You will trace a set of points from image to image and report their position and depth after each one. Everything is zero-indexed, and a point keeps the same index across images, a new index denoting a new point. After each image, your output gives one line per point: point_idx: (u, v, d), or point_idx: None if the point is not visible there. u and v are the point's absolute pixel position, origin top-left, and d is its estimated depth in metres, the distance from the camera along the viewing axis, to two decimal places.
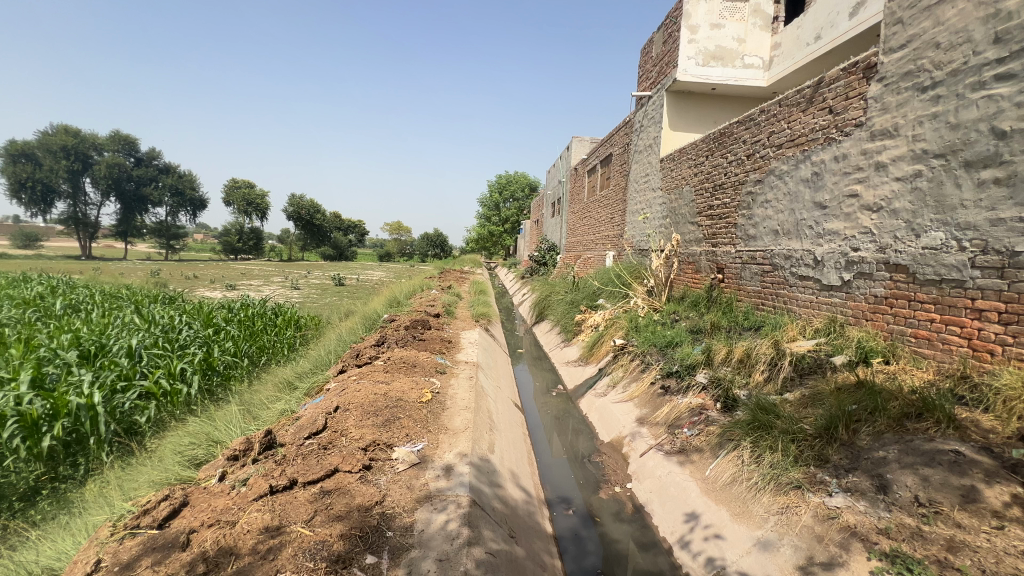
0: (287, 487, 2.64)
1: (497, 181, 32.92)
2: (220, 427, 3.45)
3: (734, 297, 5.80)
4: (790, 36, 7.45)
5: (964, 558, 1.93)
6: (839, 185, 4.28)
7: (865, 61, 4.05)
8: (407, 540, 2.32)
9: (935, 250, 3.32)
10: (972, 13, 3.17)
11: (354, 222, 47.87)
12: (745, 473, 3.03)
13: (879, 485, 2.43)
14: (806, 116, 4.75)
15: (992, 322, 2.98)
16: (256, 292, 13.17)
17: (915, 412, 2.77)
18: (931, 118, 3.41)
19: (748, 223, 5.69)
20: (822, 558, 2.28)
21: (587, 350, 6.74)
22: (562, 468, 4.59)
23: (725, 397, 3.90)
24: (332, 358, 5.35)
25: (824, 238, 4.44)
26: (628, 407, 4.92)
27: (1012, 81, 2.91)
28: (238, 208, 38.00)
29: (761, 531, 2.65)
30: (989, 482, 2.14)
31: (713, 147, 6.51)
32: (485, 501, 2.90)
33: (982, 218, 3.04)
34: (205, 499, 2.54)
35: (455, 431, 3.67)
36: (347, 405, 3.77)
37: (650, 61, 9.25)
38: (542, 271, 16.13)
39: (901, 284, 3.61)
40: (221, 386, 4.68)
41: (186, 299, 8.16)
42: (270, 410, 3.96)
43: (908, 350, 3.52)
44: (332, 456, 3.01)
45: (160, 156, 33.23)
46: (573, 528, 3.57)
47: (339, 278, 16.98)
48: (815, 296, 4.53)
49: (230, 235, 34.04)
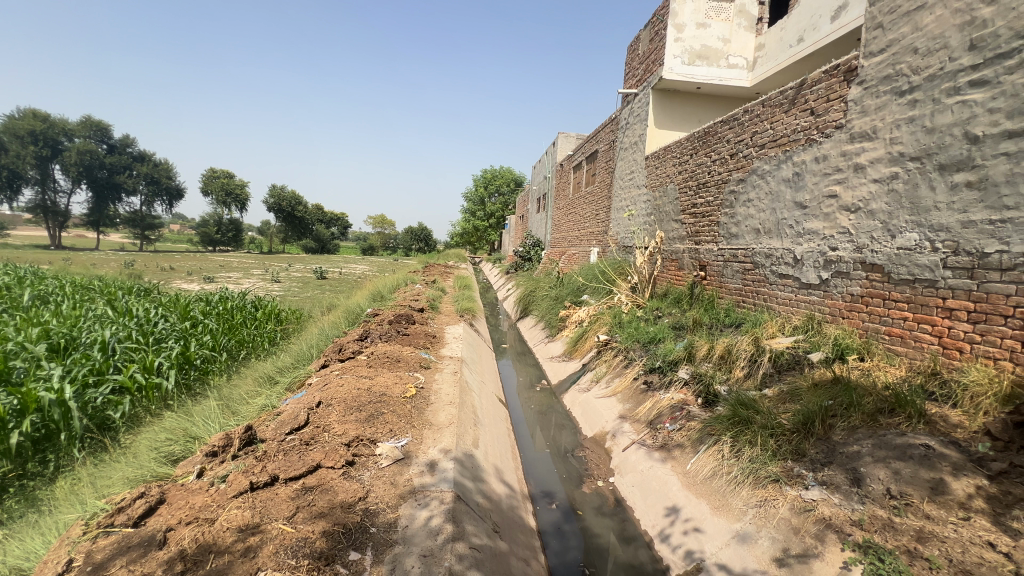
0: (268, 484, 2.60)
1: (482, 176, 32.85)
2: (198, 423, 3.37)
3: (716, 294, 5.89)
4: (774, 38, 7.55)
5: (933, 547, 2.00)
6: (819, 185, 4.37)
7: (845, 65, 4.13)
8: (391, 537, 2.31)
9: (909, 250, 3.43)
10: (949, 20, 3.26)
11: (337, 215, 47.30)
12: (725, 467, 3.08)
13: (853, 478, 2.51)
14: (788, 117, 4.83)
15: (961, 321, 3.08)
16: (235, 285, 12.86)
17: (888, 407, 2.87)
18: (908, 122, 3.50)
19: (730, 222, 5.78)
20: (798, 550, 2.34)
21: (571, 346, 6.77)
22: (546, 462, 4.62)
23: (706, 393, 3.96)
24: (314, 352, 5.28)
25: (804, 237, 4.53)
26: (611, 402, 4.96)
27: (985, 88, 3.00)
28: (216, 198, 37.13)
29: (740, 524, 2.71)
30: (956, 475, 2.23)
31: (698, 146, 6.58)
32: (469, 497, 2.90)
33: (955, 220, 3.13)
34: (183, 495, 2.48)
35: (439, 426, 3.66)
36: (329, 401, 3.73)
37: (637, 59, 9.29)
38: (527, 267, 16.15)
39: (877, 283, 3.72)
40: (199, 380, 4.57)
41: (162, 292, 7.96)
42: (250, 405, 3.87)
43: (881, 348, 3.63)
44: (314, 452, 2.98)
45: (135, 143, 32.27)
46: (556, 523, 3.59)
47: (319, 270, 16.77)
48: (794, 294, 4.63)
49: (207, 226, 33.30)
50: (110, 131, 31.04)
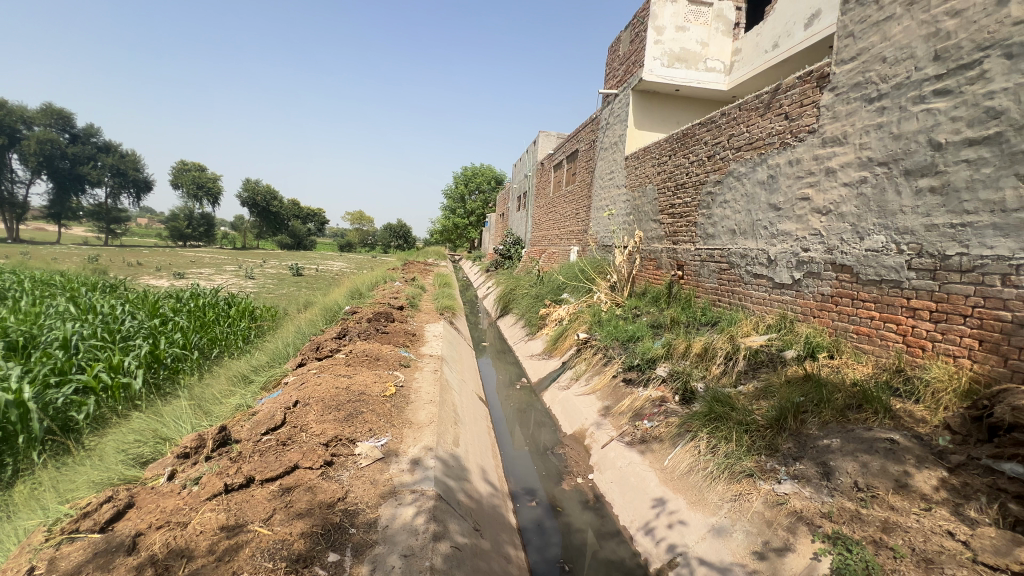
0: (243, 485, 2.54)
1: (463, 172, 32.65)
2: (168, 424, 3.26)
3: (693, 293, 6.00)
4: (750, 43, 7.73)
5: (898, 537, 2.08)
6: (792, 188, 4.50)
7: (818, 71, 4.25)
8: (371, 537, 2.28)
9: (877, 252, 3.57)
10: (916, 31, 3.39)
11: (313, 211, 46.48)
12: (701, 462, 3.15)
13: (823, 472, 2.59)
14: (763, 121, 4.94)
15: (924, 320, 3.22)
16: (206, 281, 12.52)
17: (856, 403, 2.98)
18: (876, 128, 3.63)
19: (707, 222, 5.89)
20: (773, 543, 2.40)
21: (551, 344, 6.81)
22: (525, 460, 4.63)
23: (684, 390, 4.04)
24: (291, 350, 5.17)
25: (778, 238, 4.66)
26: (590, 400, 5.01)
27: (948, 97, 3.13)
28: (187, 191, 35.99)
29: (715, 517, 2.78)
30: (919, 467, 2.33)
31: (677, 147, 6.69)
32: (451, 495, 2.90)
33: (919, 223, 3.27)
34: (153, 499, 2.40)
35: (420, 424, 3.64)
36: (306, 400, 3.65)
37: (617, 60, 9.38)
38: (507, 264, 16.20)
39: (846, 284, 3.85)
40: (168, 380, 4.43)
41: (129, 289, 7.68)
42: (224, 405, 3.76)
43: (850, 346, 3.77)
44: (292, 452, 2.92)
45: (99, 132, 31.01)
46: (537, 520, 3.62)
47: (293, 267, 16.39)
48: (768, 293, 4.75)
49: (177, 220, 32.21)
50: (73, 119, 29.74)
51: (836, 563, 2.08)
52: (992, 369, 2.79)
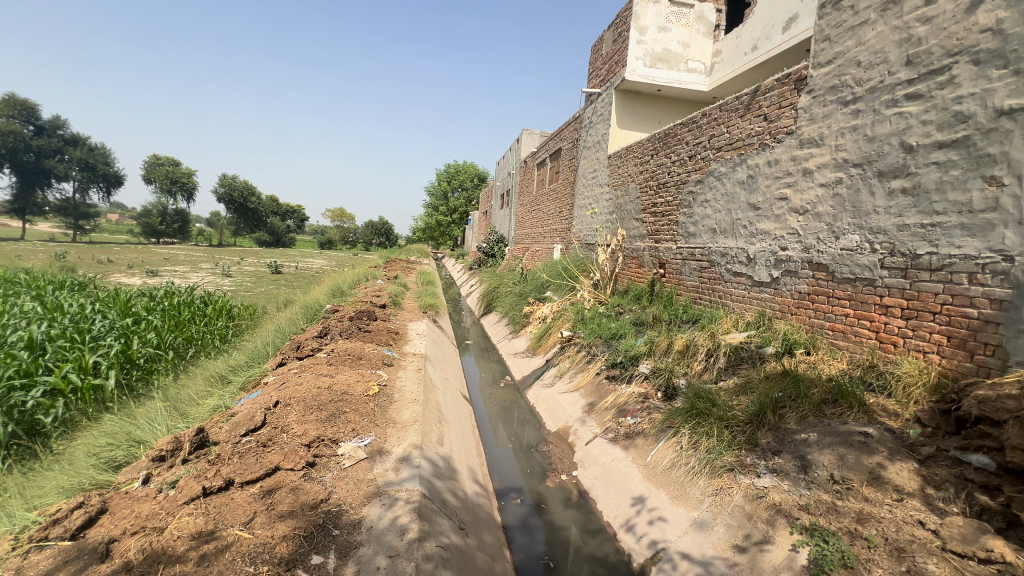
0: (222, 488, 2.48)
1: (445, 171, 32.44)
2: (142, 426, 3.16)
3: (675, 291, 6.08)
4: (730, 45, 7.84)
5: (871, 528, 2.14)
6: (770, 188, 4.59)
7: (796, 74, 4.34)
8: (355, 538, 2.25)
9: (851, 251, 3.67)
10: (889, 36, 3.49)
11: (291, 208, 45.66)
12: (683, 457, 3.19)
13: (801, 465, 2.66)
14: (743, 122, 5.03)
15: (896, 317, 3.33)
16: (181, 280, 12.15)
17: (832, 398, 3.07)
18: (851, 130, 3.73)
19: (689, 221, 5.98)
20: (753, 536, 2.45)
21: (535, 342, 6.82)
22: (509, 458, 4.64)
23: (666, 387, 4.10)
24: (270, 350, 5.05)
25: (757, 237, 4.75)
26: (574, 397, 5.04)
27: (919, 100, 3.23)
28: (160, 186, 34.92)
29: (697, 512, 2.82)
30: (892, 459, 2.41)
31: (658, 147, 6.76)
32: (436, 494, 2.88)
33: (891, 223, 3.38)
34: (127, 504, 2.32)
35: (404, 424, 3.61)
36: (288, 400, 3.59)
37: (600, 59, 9.42)
38: (490, 262, 16.14)
39: (822, 282, 3.95)
40: (142, 380, 4.30)
41: (99, 287, 7.41)
42: (200, 406, 3.66)
43: (826, 342, 3.87)
44: (273, 454, 2.86)
45: (66, 124, 29.84)
46: (521, 518, 3.62)
47: (272, 265, 16.03)
48: (747, 291, 4.85)
49: (151, 216, 31.19)
50: (38, 111, 28.55)
51: (814, 554, 2.14)
52: (960, 364, 2.89)
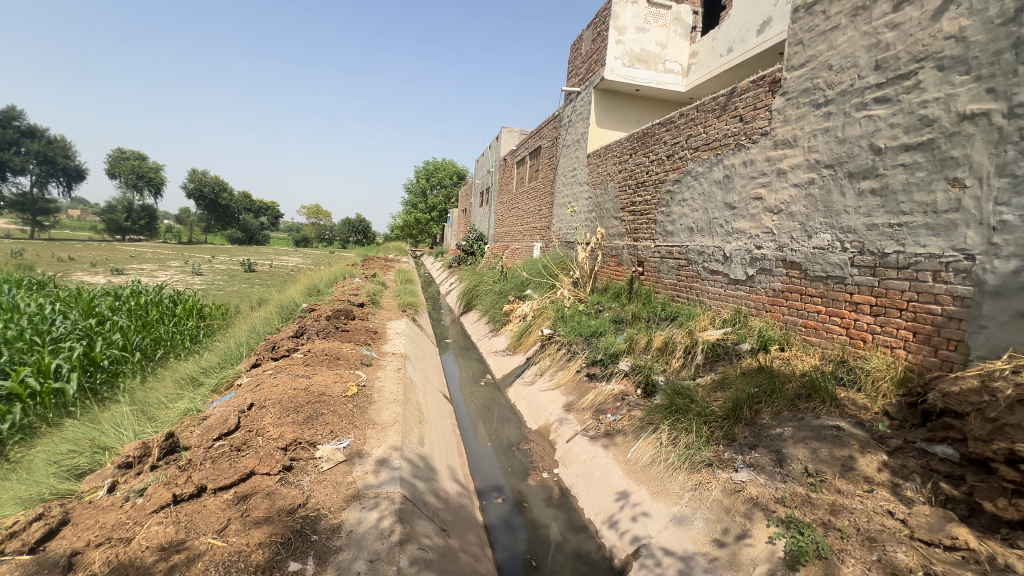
0: (194, 495, 2.40)
1: (424, 167, 32.10)
2: (107, 432, 3.02)
3: (653, 289, 6.15)
4: (706, 47, 7.96)
5: (844, 519, 2.21)
6: (746, 187, 4.68)
7: (770, 76, 4.44)
8: (335, 543, 2.20)
9: (823, 250, 3.78)
10: (859, 41, 3.59)
11: (264, 204, 44.55)
12: (663, 453, 3.23)
13: (777, 459, 2.72)
14: (719, 123, 5.11)
15: (865, 313, 3.44)
16: (147, 279, 11.66)
17: (805, 393, 3.16)
18: (823, 132, 3.83)
19: (667, 220, 6.05)
20: (731, 529, 2.50)
21: (515, 340, 6.82)
22: (490, 457, 4.62)
23: (646, 384, 4.15)
24: (243, 351, 4.91)
25: (732, 236, 4.84)
26: (555, 395, 5.05)
27: (887, 104, 3.34)
28: (125, 181, 33.55)
29: (677, 507, 2.86)
30: (863, 452, 2.49)
31: (637, 146, 6.82)
32: (418, 495, 2.85)
33: (861, 223, 3.48)
34: (91, 514, 2.22)
35: (384, 425, 3.55)
36: (263, 402, 3.49)
37: (580, 58, 9.45)
38: (470, 260, 16.05)
39: (796, 280, 4.05)
40: (106, 384, 4.12)
41: (59, 287, 7.07)
42: (170, 410, 3.53)
43: (799, 338, 3.98)
44: (247, 458, 2.78)
45: (21, 115, 28.35)
46: (503, 517, 3.61)
47: (244, 263, 15.56)
48: (723, 289, 4.94)
49: (115, 212, 29.90)
50: None
51: (790, 546, 2.19)
52: (925, 358, 3.01)
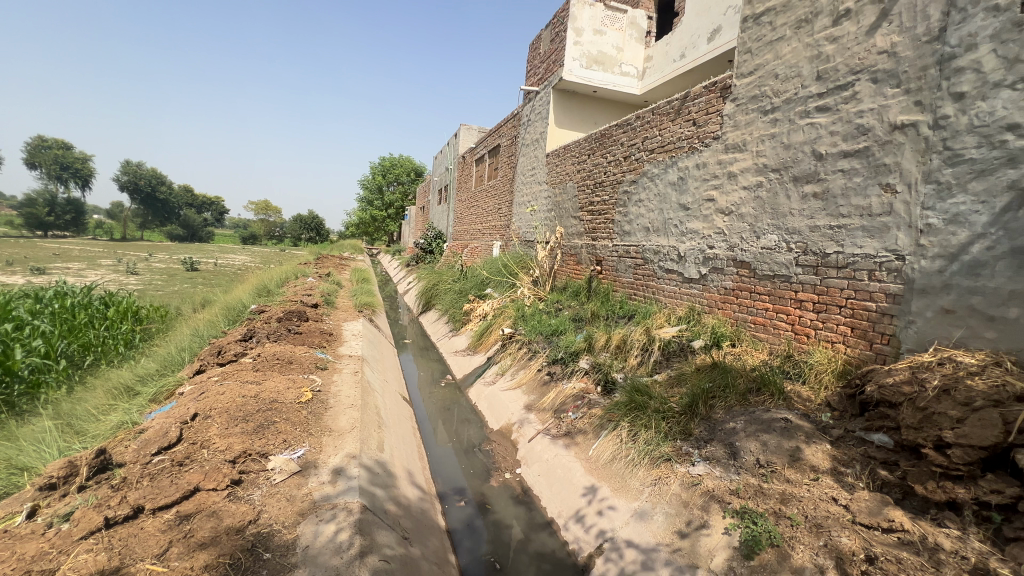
0: (130, 517, 2.21)
1: (380, 163, 31.31)
2: (25, 451, 2.73)
3: (611, 287, 6.27)
4: (660, 51, 8.19)
5: (794, 507, 2.32)
6: (698, 189, 4.84)
7: (721, 83, 4.61)
8: (289, 560, 2.09)
9: (770, 250, 3.97)
10: (802, 52, 3.79)
11: (206, 199, 42.04)
12: (623, 450, 3.29)
13: (731, 452, 2.83)
14: (674, 126, 5.26)
15: (809, 310, 3.64)
16: (73, 279, 10.66)
17: (755, 387, 3.30)
18: (770, 138, 4.02)
19: (624, 220, 6.18)
20: (689, 522, 2.58)
21: (475, 340, 6.76)
22: (451, 459, 4.55)
23: (605, 381, 4.22)
24: (186, 356, 4.59)
25: (686, 236, 4.99)
26: (516, 394, 5.05)
27: (828, 113, 3.53)
28: (46, 172, 30.67)
29: (637, 502, 2.92)
30: (808, 443, 2.62)
31: (595, 147, 6.92)
32: (377, 504, 2.76)
33: (804, 224, 3.68)
34: (6, 545, 1.99)
35: (340, 432, 3.42)
36: (207, 412, 3.27)
37: (538, 57, 9.49)
38: (428, 258, 15.80)
39: (745, 279, 4.24)
40: (25, 396, 3.74)
41: None
42: (101, 423, 3.24)
43: (748, 334, 4.17)
44: (190, 473, 2.59)
45: None
46: (466, 519, 3.57)
47: (185, 261, 14.57)
48: (678, 287, 5.09)
49: (35, 206, 27.25)
50: None
51: (745, 536, 2.28)
52: (861, 352, 3.23)
